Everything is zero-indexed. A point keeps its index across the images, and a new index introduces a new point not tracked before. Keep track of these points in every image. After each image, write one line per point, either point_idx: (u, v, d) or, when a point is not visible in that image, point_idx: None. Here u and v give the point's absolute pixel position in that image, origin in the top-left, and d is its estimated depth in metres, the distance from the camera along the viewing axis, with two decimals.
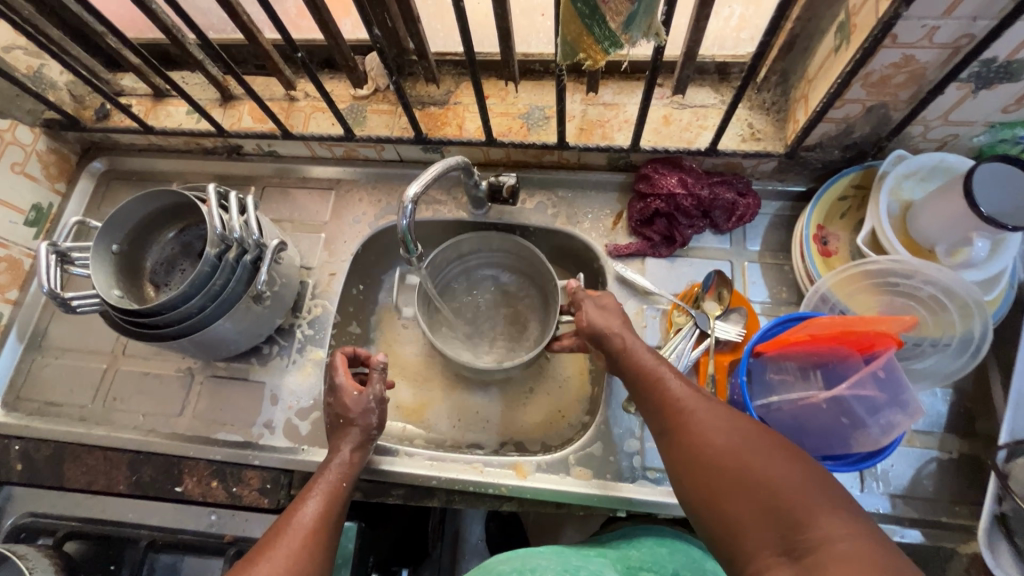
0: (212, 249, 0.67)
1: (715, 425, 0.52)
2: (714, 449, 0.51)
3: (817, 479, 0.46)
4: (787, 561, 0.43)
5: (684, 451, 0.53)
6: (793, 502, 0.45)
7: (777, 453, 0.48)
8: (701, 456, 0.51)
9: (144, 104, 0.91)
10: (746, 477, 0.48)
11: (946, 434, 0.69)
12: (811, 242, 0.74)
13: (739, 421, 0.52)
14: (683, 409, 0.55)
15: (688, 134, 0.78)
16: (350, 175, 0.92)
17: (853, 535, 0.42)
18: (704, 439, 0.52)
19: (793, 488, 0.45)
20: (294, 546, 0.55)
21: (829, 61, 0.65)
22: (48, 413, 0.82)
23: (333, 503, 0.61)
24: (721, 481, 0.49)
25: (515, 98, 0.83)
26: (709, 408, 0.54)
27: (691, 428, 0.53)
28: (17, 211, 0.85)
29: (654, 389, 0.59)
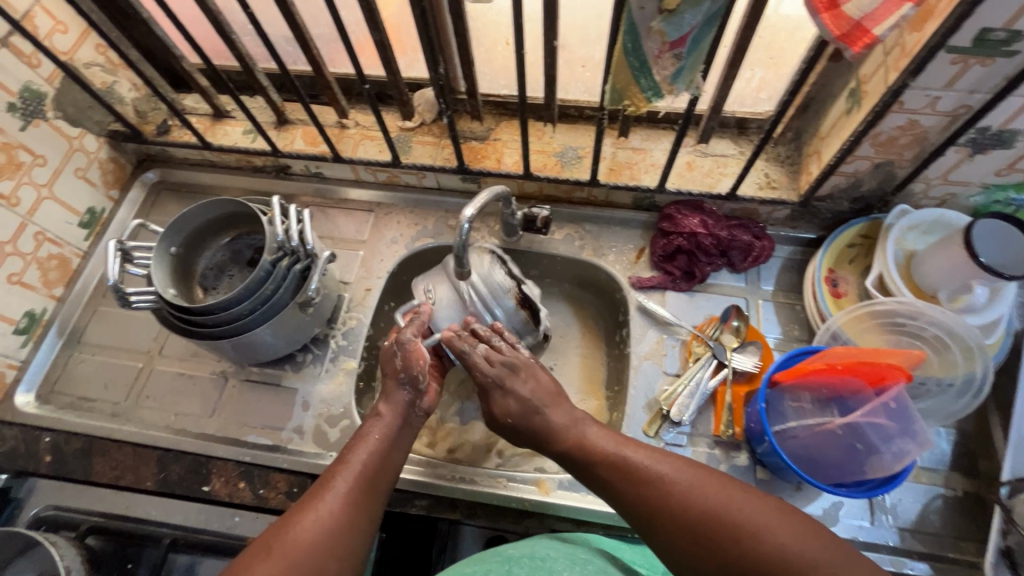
0: (269, 255, 0.71)
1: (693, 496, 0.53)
2: (699, 522, 0.51)
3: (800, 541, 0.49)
4: None
5: (664, 525, 0.53)
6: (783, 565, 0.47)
7: (760, 515, 0.50)
8: (686, 530, 0.51)
9: (204, 123, 0.98)
10: (734, 542, 0.49)
11: (950, 471, 0.72)
12: (822, 283, 0.80)
13: (714, 484, 0.54)
14: (654, 482, 0.55)
15: (709, 180, 0.85)
16: (389, 200, 0.98)
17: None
18: (681, 510, 0.52)
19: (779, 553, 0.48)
20: (337, 506, 0.55)
21: (841, 121, 0.73)
22: (81, 408, 0.84)
23: (381, 464, 0.61)
24: (708, 553, 0.50)
25: (551, 138, 0.90)
26: (679, 473, 0.55)
27: (667, 500, 0.54)
28: (74, 213, 0.90)
29: (618, 467, 0.58)
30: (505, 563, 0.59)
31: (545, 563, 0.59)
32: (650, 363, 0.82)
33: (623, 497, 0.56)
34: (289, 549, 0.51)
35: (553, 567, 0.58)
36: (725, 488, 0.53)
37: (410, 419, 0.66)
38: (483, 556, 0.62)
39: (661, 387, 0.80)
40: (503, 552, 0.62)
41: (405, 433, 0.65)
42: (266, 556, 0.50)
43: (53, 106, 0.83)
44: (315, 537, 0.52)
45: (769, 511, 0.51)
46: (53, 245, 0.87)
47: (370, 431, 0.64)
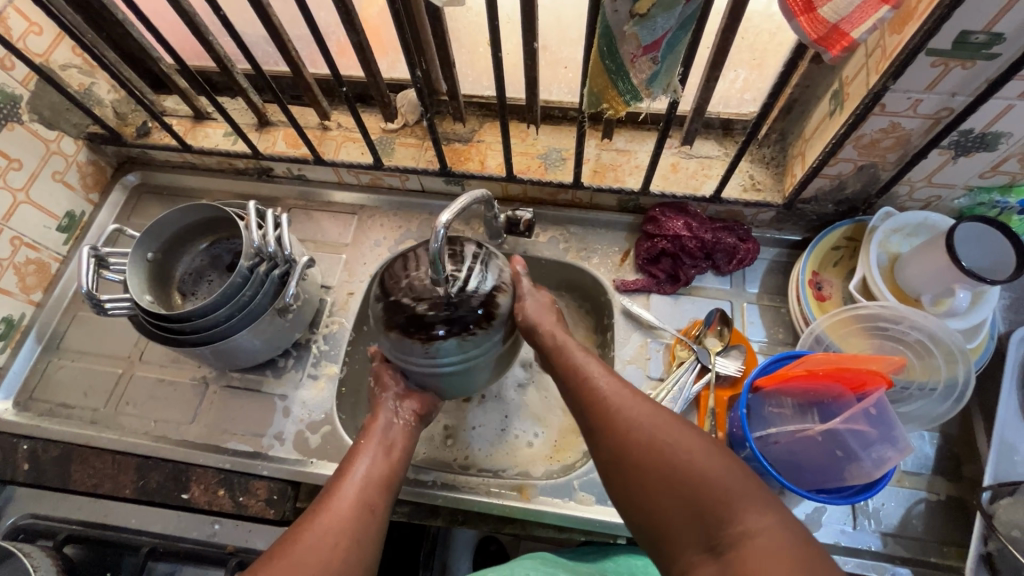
0: (245, 261, 0.70)
1: (647, 429, 0.53)
2: (637, 449, 0.52)
3: (737, 471, 0.48)
4: (710, 557, 0.45)
5: (612, 450, 0.54)
6: (719, 497, 0.46)
7: (698, 445, 0.50)
8: (630, 455, 0.52)
9: (185, 125, 0.96)
10: (667, 463, 0.49)
11: (934, 476, 0.72)
12: (806, 286, 0.79)
13: (658, 417, 0.53)
14: (608, 404, 0.56)
15: (694, 182, 0.84)
16: (373, 202, 0.97)
17: (780, 528, 0.44)
18: (627, 438, 0.53)
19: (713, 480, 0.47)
20: (345, 517, 0.57)
21: (824, 124, 0.72)
22: (60, 415, 0.83)
23: (375, 475, 0.63)
24: (649, 477, 0.50)
25: (535, 140, 0.89)
26: (633, 404, 0.55)
27: (617, 425, 0.54)
28: (52, 217, 0.88)
29: (582, 398, 0.59)
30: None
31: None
32: (634, 368, 0.81)
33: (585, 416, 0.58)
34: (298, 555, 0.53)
35: None
36: (683, 427, 0.52)
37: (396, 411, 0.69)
38: None
39: (644, 391, 0.80)
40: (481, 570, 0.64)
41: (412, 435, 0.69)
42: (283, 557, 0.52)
43: (29, 108, 0.82)
44: (323, 544, 0.54)
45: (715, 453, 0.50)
46: (31, 250, 0.86)
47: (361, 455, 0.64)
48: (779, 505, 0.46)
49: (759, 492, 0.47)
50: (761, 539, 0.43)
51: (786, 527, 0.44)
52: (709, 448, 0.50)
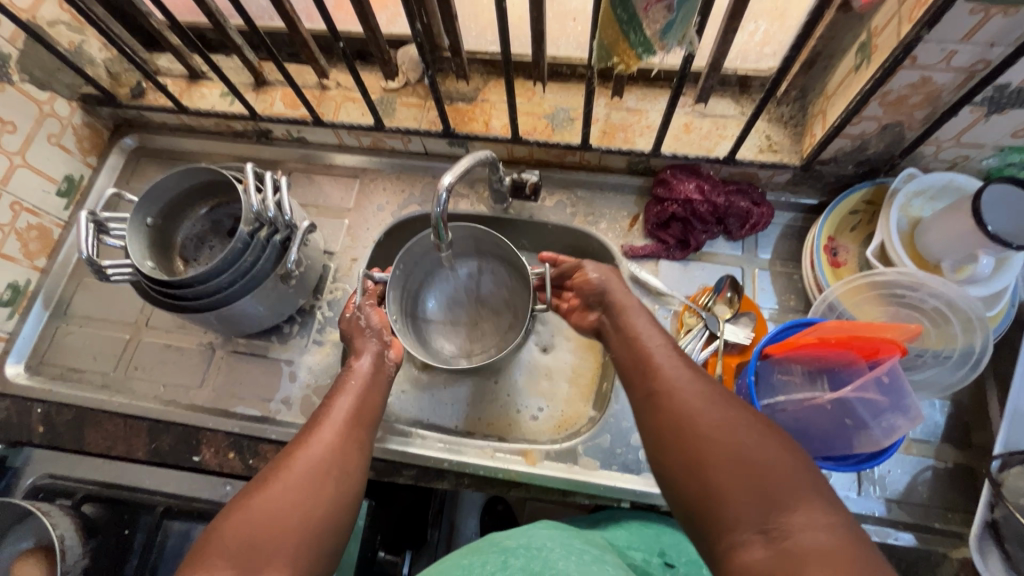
0: (245, 226, 0.69)
1: (707, 414, 0.52)
2: (702, 433, 0.50)
3: (803, 465, 0.47)
4: (761, 541, 0.43)
5: (666, 429, 0.53)
6: (779, 486, 0.44)
7: (765, 437, 0.48)
8: (694, 439, 0.50)
9: (179, 85, 0.93)
10: (733, 449, 0.48)
11: (942, 444, 0.71)
12: (821, 252, 0.77)
13: (728, 406, 0.52)
14: (675, 389, 0.55)
15: (707, 142, 0.81)
16: (375, 165, 0.94)
17: (831, 517, 0.42)
18: (694, 423, 0.51)
19: (779, 471, 0.46)
20: (330, 438, 0.58)
21: (848, 79, 0.68)
22: (71, 379, 0.84)
23: (362, 403, 0.64)
24: (709, 460, 0.48)
25: (542, 98, 0.86)
26: (702, 391, 0.54)
27: (682, 409, 0.53)
28: (51, 181, 0.87)
29: (651, 379, 0.58)
30: (502, 554, 0.57)
31: (541, 553, 0.57)
32: None
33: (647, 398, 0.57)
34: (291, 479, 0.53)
35: (549, 556, 0.56)
36: (748, 416, 0.51)
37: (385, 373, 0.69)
38: (478, 547, 0.60)
39: None
40: (494, 539, 0.61)
41: (382, 379, 0.68)
42: (275, 483, 0.53)
43: (18, 68, 0.80)
44: (314, 469, 0.55)
45: (774, 439, 0.49)
46: (32, 215, 0.85)
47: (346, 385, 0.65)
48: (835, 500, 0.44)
49: (815, 481, 0.45)
50: (817, 531, 0.41)
51: (843, 522, 0.42)
52: (778, 439, 0.48)
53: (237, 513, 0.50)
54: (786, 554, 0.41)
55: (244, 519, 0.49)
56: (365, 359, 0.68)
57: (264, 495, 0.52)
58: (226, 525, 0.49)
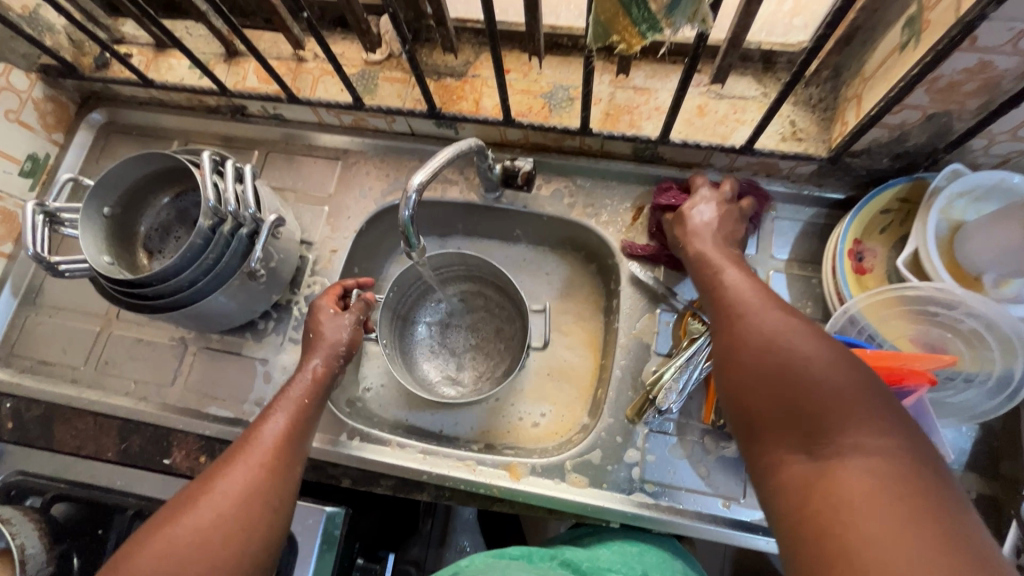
0: (204, 220, 0.63)
1: (778, 331, 0.47)
2: (753, 346, 0.47)
3: (865, 383, 0.42)
4: (803, 458, 0.40)
5: (721, 345, 0.50)
6: (828, 407, 0.41)
7: (823, 353, 0.44)
8: (744, 351, 0.48)
9: (146, 55, 0.86)
10: (786, 362, 0.44)
11: (966, 472, 0.65)
12: (845, 256, 0.69)
13: (788, 320, 0.48)
14: (734, 306, 0.52)
15: (723, 128, 0.72)
16: (359, 146, 0.86)
17: (885, 445, 0.38)
18: (747, 337, 0.48)
19: (833, 390, 0.41)
20: (257, 463, 0.51)
21: (891, 60, 0.59)
22: (41, 372, 0.80)
23: (298, 421, 0.57)
24: (756, 376, 0.46)
25: (539, 75, 0.77)
26: (764, 307, 0.50)
27: (738, 322, 0.50)
28: (12, 161, 0.81)
29: (717, 302, 0.55)
30: None
31: None
32: (641, 341, 0.74)
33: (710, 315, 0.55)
34: (207, 509, 0.47)
35: None
36: (812, 333, 0.46)
37: (333, 384, 0.64)
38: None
39: (650, 368, 0.73)
40: (466, 570, 0.57)
41: (322, 392, 0.61)
42: (189, 512, 0.47)
43: None
44: (237, 496, 0.49)
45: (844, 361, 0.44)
46: None
47: (285, 398, 0.58)
48: (911, 432, 0.39)
49: (889, 411, 0.40)
50: (873, 458, 0.38)
51: (901, 451, 0.38)
52: (841, 356, 0.43)
53: (141, 554, 0.44)
54: (831, 476, 0.38)
55: (150, 559, 0.44)
56: (318, 363, 0.62)
57: (175, 528, 0.46)
58: (125, 564, 0.44)
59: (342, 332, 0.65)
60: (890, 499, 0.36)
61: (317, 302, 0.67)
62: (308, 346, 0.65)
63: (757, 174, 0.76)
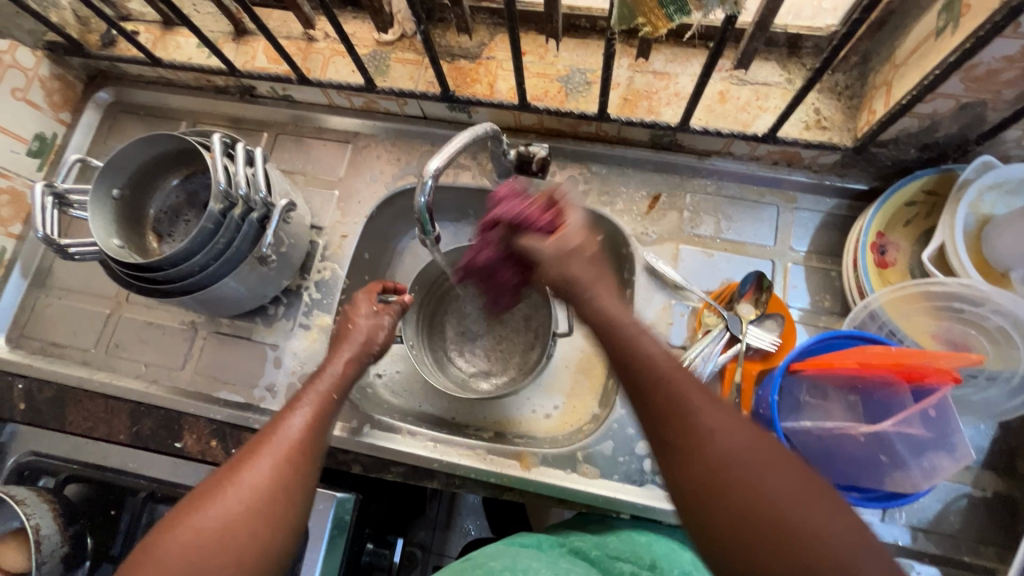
0: (215, 204, 0.62)
1: (730, 440, 0.40)
2: (716, 470, 0.39)
3: (841, 512, 0.37)
4: None
5: (677, 467, 0.41)
6: (824, 554, 0.35)
7: (796, 479, 0.38)
8: (708, 480, 0.39)
9: (153, 33, 0.84)
10: (761, 498, 0.37)
11: (982, 470, 0.64)
12: (868, 250, 0.67)
13: (735, 425, 0.41)
14: (672, 405, 0.42)
15: (745, 115, 0.70)
16: (369, 129, 0.85)
17: None
18: (706, 458, 0.40)
19: (824, 533, 0.36)
20: (280, 457, 0.49)
21: (926, 46, 0.56)
22: (52, 354, 0.80)
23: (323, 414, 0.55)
24: (728, 511, 0.38)
25: (555, 57, 0.75)
26: (711, 410, 0.41)
27: (685, 433, 0.41)
28: (19, 140, 0.80)
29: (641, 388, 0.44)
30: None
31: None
32: (654, 333, 0.73)
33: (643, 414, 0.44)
34: (231, 500, 0.46)
35: None
36: (770, 448, 0.40)
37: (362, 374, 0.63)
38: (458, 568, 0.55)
39: None
40: (475, 558, 0.56)
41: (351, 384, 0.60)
42: (216, 499, 0.46)
43: None
44: (259, 491, 0.47)
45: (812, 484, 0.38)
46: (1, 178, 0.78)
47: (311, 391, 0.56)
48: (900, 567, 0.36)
49: (868, 537, 0.36)
50: None
51: None
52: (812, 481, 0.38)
53: (173, 533, 0.45)
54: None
55: (181, 545, 0.44)
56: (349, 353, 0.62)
57: (201, 516, 0.45)
58: (155, 555, 0.44)
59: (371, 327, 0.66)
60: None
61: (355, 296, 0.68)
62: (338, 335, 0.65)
63: (777, 163, 0.74)
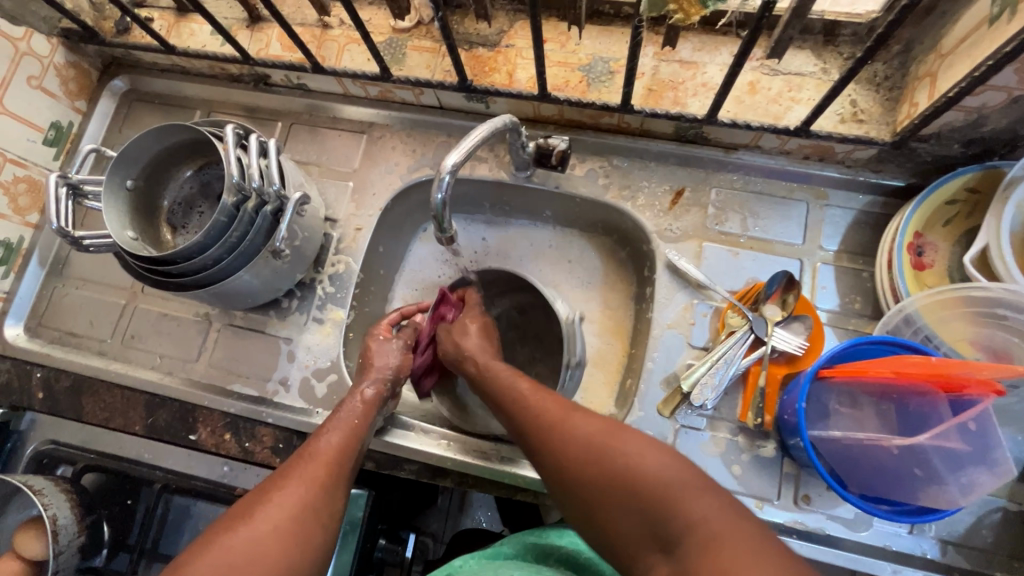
0: (228, 197, 0.61)
1: (588, 431, 0.50)
2: (573, 458, 0.49)
3: (676, 461, 0.46)
4: (663, 558, 0.43)
5: (553, 467, 0.51)
6: (660, 497, 0.44)
7: (636, 446, 0.47)
8: (572, 468, 0.49)
9: (168, 20, 0.83)
10: (611, 472, 0.47)
11: (1019, 483, 0.61)
12: (904, 250, 0.64)
13: (585, 420, 0.51)
14: (541, 416, 0.54)
15: (775, 107, 0.67)
16: (384, 119, 0.83)
17: (721, 513, 0.42)
18: (567, 451, 0.50)
19: (654, 480, 0.45)
20: (313, 476, 0.52)
21: (978, 34, 0.53)
22: (69, 344, 0.81)
23: (351, 437, 0.57)
24: (589, 487, 0.48)
25: (577, 45, 0.72)
26: (578, 417, 0.52)
27: (551, 436, 0.52)
28: (35, 129, 0.80)
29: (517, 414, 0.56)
30: None
31: None
32: (675, 333, 0.70)
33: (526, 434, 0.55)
34: (263, 522, 0.47)
35: None
36: (624, 431, 0.49)
37: (383, 407, 0.65)
38: None
39: (684, 362, 0.69)
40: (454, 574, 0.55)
41: (372, 411, 0.62)
42: (248, 522, 0.47)
43: None
44: (292, 509, 0.49)
45: (651, 444, 0.48)
46: (18, 167, 0.78)
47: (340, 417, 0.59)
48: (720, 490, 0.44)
49: (697, 474, 0.45)
50: (708, 523, 0.41)
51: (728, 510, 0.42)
52: (650, 445, 0.47)
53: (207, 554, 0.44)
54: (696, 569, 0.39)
55: (209, 564, 0.44)
56: (371, 388, 0.63)
57: (233, 537, 0.46)
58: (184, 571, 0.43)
59: (389, 357, 0.68)
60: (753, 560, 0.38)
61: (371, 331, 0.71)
62: (361, 372, 0.67)
63: (808, 158, 0.71)
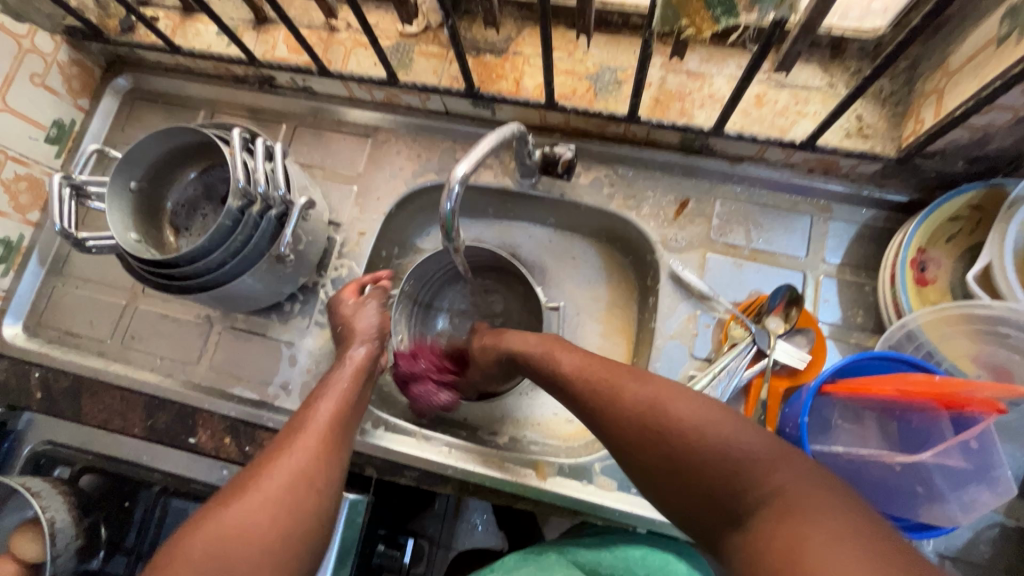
0: (234, 201, 0.60)
1: (650, 395, 0.48)
2: (635, 424, 0.47)
3: (752, 429, 0.44)
4: (735, 529, 0.41)
5: (612, 433, 0.49)
6: (734, 463, 0.42)
7: (706, 410, 0.45)
8: (637, 434, 0.47)
9: (173, 20, 0.83)
10: (678, 438, 0.45)
11: (1018, 499, 0.62)
12: (908, 266, 0.64)
13: (642, 385, 0.49)
14: (600, 383, 0.52)
15: (782, 121, 0.67)
16: (389, 123, 0.83)
17: (799, 481, 0.40)
18: (628, 419, 0.48)
19: (725, 447, 0.43)
20: (308, 446, 0.51)
21: (985, 54, 0.53)
22: (69, 344, 0.80)
23: (344, 405, 0.57)
24: (654, 454, 0.46)
25: (585, 54, 0.72)
26: (640, 382, 0.49)
27: (611, 402, 0.50)
28: (38, 127, 0.79)
29: (568, 382, 0.55)
30: None
31: None
32: (677, 343, 0.71)
33: (582, 405, 0.53)
34: (256, 495, 0.47)
35: None
36: (690, 394, 0.47)
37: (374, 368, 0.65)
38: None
39: (687, 372, 0.69)
40: None
41: (363, 375, 0.62)
42: (239, 498, 0.47)
43: None
44: (284, 483, 0.48)
45: (719, 411, 0.45)
46: (19, 165, 0.78)
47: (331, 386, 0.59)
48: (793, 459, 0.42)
49: (774, 443, 0.43)
50: (786, 489, 0.39)
51: (805, 477, 0.40)
52: (722, 411, 0.45)
53: (202, 528, 0.45)
54: (772, 538, 0.37)
55: (204, 545, 0.44)
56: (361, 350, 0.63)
57: (225, 514, 0.45)
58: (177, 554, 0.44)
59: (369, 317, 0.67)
60: (835, 522, 0.36)
61: (338, 297, 0.70)
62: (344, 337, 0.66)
63: (813, 171, 0.71)
